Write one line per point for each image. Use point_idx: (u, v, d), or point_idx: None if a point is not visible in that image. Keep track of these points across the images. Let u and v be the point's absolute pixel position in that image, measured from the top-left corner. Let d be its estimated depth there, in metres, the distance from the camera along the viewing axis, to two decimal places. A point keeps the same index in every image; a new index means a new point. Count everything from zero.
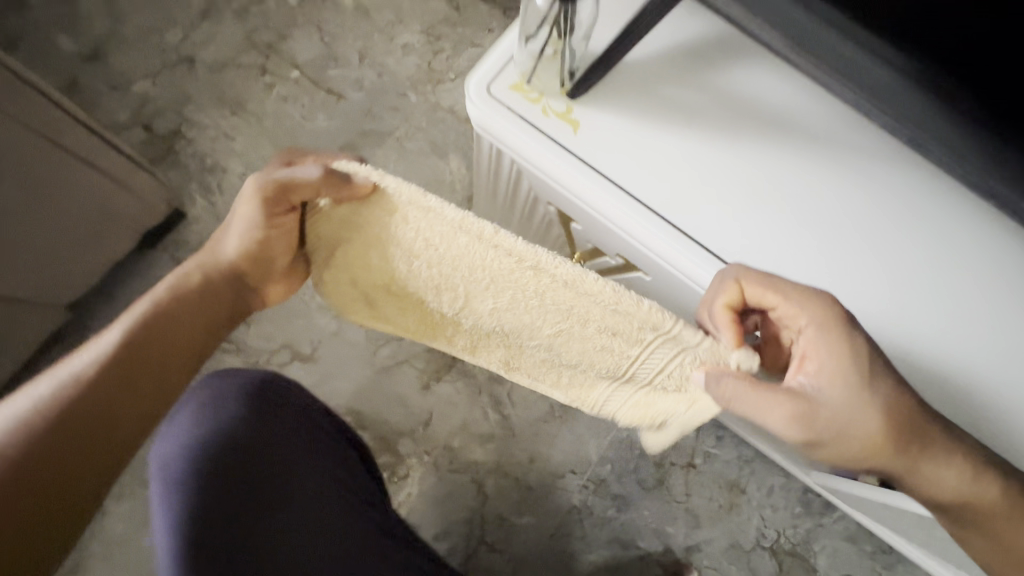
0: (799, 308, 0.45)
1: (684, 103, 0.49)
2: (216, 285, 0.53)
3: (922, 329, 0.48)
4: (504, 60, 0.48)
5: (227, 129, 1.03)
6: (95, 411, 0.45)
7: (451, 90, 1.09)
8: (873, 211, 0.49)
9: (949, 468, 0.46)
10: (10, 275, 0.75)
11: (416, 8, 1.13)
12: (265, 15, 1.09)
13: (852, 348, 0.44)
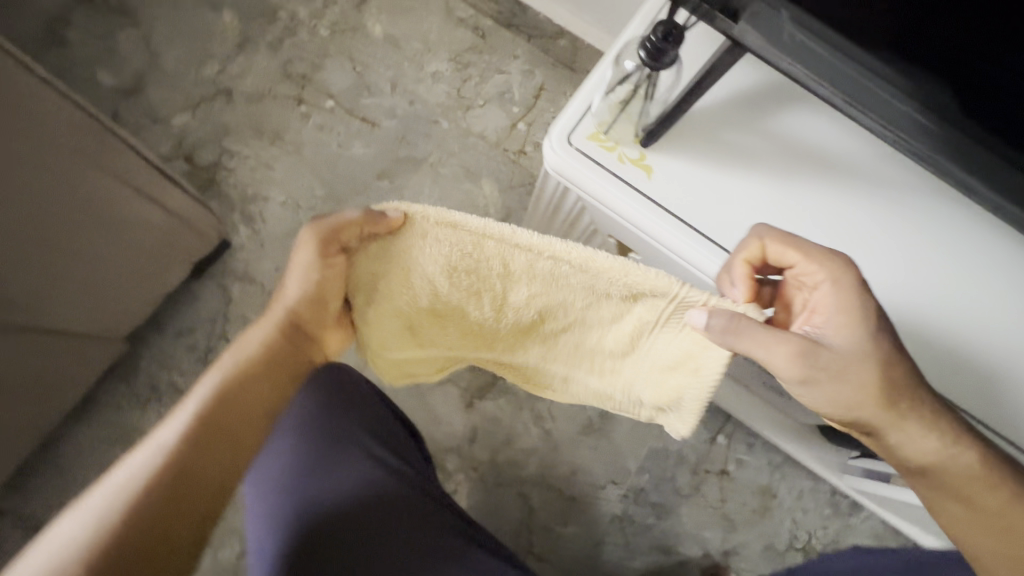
0: (814, 260, 0.47)
1: (745, 149, 0.53)
2: (275, 339, 0.55)
3: (977, 351, 0.51)
4: (582, 113, 0.52)
5: (267, 159, 1.06)
6: (190, 472, 0.48)
7: (481, 116, 1.13)
8: (924, 242, 0.53)
9: (936, 428, 0.49)
10: (77, 309, 0.78)
11: (443, 37, 1.16)
12: (298, 47, 1.12)
13: (859, 305, 0.46)
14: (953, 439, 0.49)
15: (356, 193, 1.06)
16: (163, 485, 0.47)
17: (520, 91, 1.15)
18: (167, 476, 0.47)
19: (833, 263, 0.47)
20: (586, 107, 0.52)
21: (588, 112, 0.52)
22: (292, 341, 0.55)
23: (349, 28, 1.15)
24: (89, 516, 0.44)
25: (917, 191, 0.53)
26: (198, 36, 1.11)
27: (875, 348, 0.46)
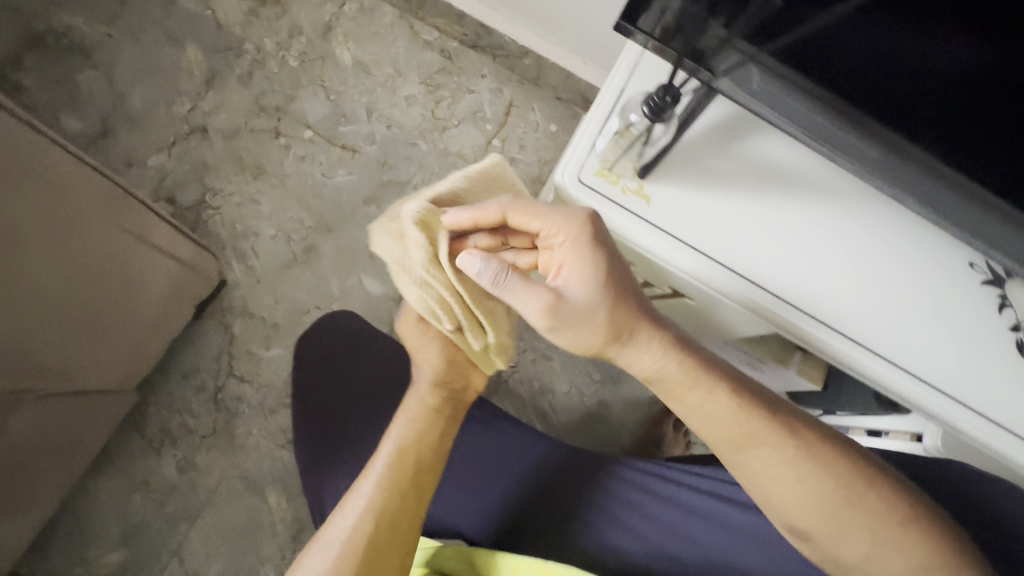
0: (554, 224, 0.56)
1: (721, 171, 0.62)
2: (436, 405, 0.69)
3: (905, 321, 0.64)
4: (593, 151, 0.60)
5: (252, 194, 1.07)
6: (396, 518, 0.61)
7: (457, 135, 1.19)
8: (861, 238, 0.65)
9: (647, 352, 0.59)
10: (101, 364, 0.79)
11: (412, 61, 1.21)
12: (269, 79, 1.14)
13: (590, 265, 0.56)
14: (664, 355, 0.59)
15: (345, 220, 1.09)
16: (378, 532, 0.60)
17: (491, 109, 1.22)
18: (378, 525, 0.60)
19: (571, 224, 0.56)
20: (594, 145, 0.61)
21: (595, 150, 0.60)
22: (450, 403, 0.70)
23: (319, 57, 1.17)
24: (328, 556, 0.58)
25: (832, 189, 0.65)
26: (164, 75, 1.10)
27: (608, 300, 0.56)
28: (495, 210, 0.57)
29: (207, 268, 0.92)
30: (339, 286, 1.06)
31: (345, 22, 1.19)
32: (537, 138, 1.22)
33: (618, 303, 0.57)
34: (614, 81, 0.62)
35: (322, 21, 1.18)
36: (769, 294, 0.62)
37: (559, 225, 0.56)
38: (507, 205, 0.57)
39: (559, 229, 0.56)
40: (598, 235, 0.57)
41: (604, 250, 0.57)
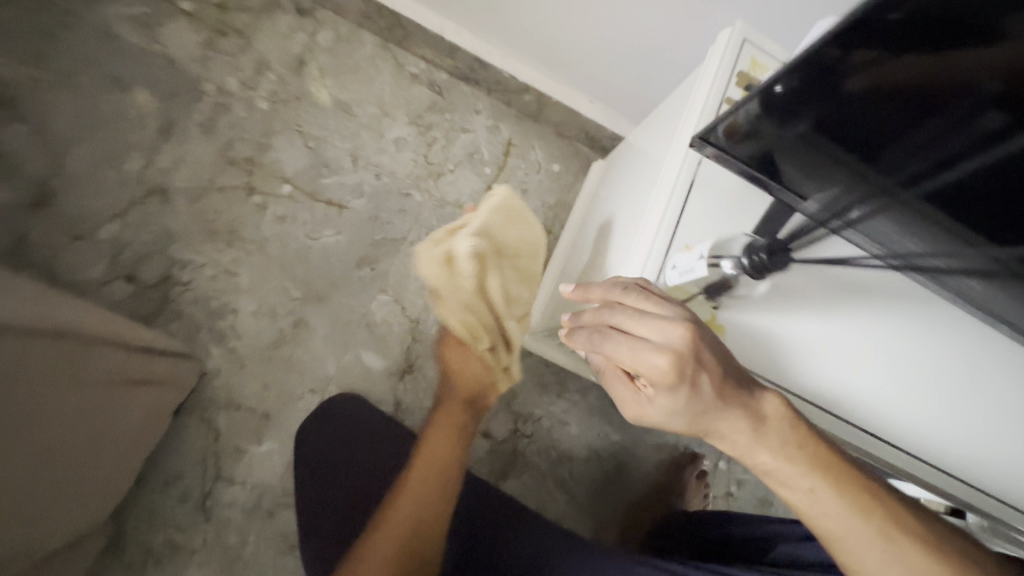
0: (641, 365, 0.47)
1: (795, 287, 0.57)
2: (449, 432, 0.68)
3: (983, 441, 0.60)
4: (664, 268, 0.54)
5: (227, 264, 0.94)
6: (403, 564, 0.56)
7: (453, 182, 1.08)
8: (940, 352, 0.60)
9: (732, 419, 0.49)
10: (71, 519, 0.66)
11: (399, 97, 1.08)
12: (237, 125, 0.99)
13: (676, 399, 0.47)
14: (762, 435, 0.49)
15: (337, 287, 0.98)
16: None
17: (489, 150, 1.11)
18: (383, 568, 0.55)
19: (658, 371, 0.46)
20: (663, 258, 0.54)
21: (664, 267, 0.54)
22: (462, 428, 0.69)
23: (292, 97, 1.03)
24: None
25: (952, 326, 0.61)
26: (111, 126, 0.94)
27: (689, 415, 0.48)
28: (597, 334, 0.52)
29: (178, 374, 0.81)
30: (336, 364, 0.96)
31: (320, 56, 1.06)
32: (540, 181, 1.13)
33: (704, 416, 0.49)
34: (679, 187, 0.56)
35: (293, 55, 1.04)
36: (845, 421, 0.57)
37: (645, 368, 0.47)
38: (604, 332, 0.51)
39: (650, 376, 0.47)
40: (693, 377, 0.46)
41: (701, 379, 0.47)
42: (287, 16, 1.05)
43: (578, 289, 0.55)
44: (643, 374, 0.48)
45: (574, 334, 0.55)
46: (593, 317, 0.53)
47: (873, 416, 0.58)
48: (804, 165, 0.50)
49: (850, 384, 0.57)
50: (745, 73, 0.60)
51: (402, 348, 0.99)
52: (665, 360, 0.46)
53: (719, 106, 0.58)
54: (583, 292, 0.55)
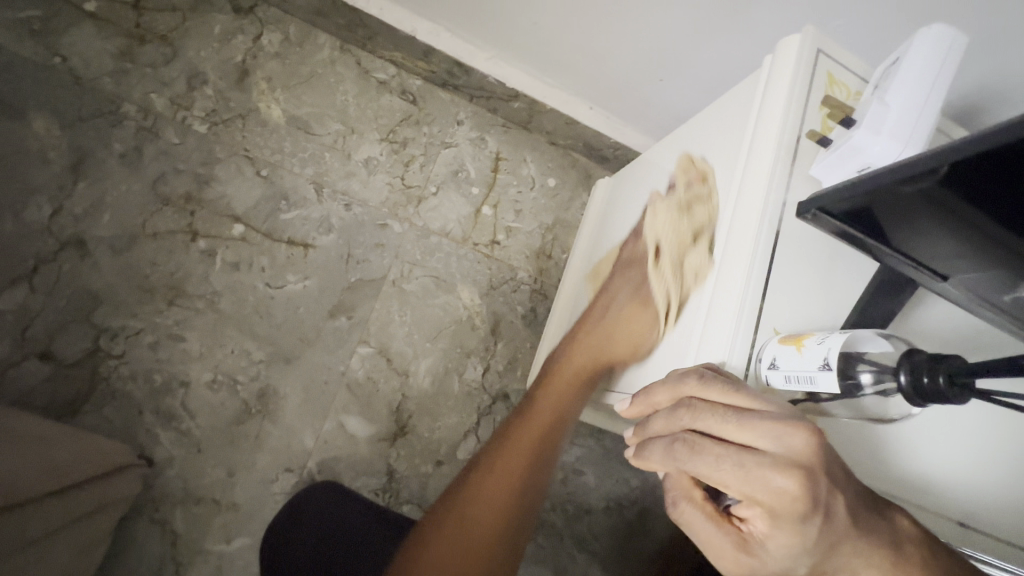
0: (751, 485, 0.35)
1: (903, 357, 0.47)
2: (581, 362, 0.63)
3: None
4: (761, 350, 0.42)
5: (170, 327, 0.78)
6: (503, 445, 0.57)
7: (436, 208, 0.93)
8: None
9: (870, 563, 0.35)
10: None
11: (365, 110, 0.92)
12: (169, 155, 0.82)
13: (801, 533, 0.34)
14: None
15: (308, 344, 0.83)
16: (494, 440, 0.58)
17: (475, 166, 0.96)
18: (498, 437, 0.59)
19: (779, 494, 0.34)
20: (756, 337, 0.43)
21: (761, 350, 0.42)
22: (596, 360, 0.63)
23: (236, 115, 0.85)
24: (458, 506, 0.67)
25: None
26: (5, 166, 0.76)
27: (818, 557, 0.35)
28: (677, 448, 0.39)
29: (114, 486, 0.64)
30: (315, 436, 0.81)
31: (267, 62, 0.88)
32: (534, 199, 0.99)
33: (835, 557, 0.35)
34: (765, 245, 0.45)
35: (233, 64, 0.87)
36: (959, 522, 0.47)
37: (760, 489, 0.35)
38: (687, 441, 0.39)
39: (765, 500, 0.35)
40: (823, 501, 0.35)
41: (833, 503, 0.35)
42: (223, 17, 0.87)
43: (642, 399, 0.44)
44: (751, 500, 0.36)
45: (643, 450, 0.42)
46: (666, 422, 0.41)
47: (1014, 525, 0.48)
48: (960, 254, 0.37)
49: (976, 486, 0.48)
50: (822, 93, 0.50)
51: (392, 409, 0.85)
52: (792, 474, 0.34)
53: (797, 137, 0.48)
54: (647, 395, 0.45)
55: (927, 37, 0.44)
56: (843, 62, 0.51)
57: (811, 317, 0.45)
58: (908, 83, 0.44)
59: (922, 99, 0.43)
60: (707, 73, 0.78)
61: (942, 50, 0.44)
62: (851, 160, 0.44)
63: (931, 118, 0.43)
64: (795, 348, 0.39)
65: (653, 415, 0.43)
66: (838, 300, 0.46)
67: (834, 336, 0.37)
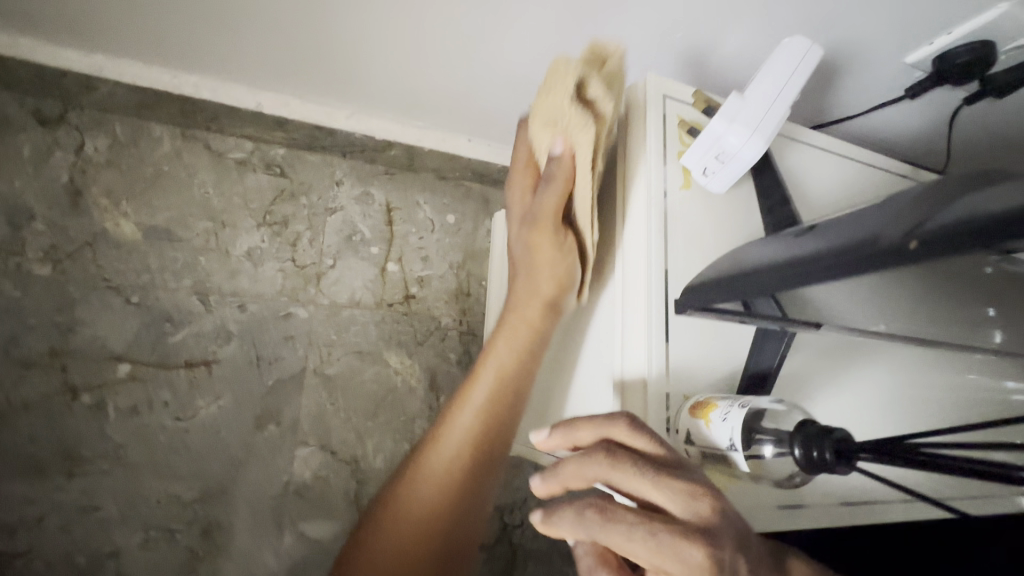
0: (656, 557, 0.33)
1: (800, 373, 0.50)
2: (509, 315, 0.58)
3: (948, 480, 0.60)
4: (676, 419, 0.44)
5: (77, 500, 0.70)
6: (440, 429, 0.59)
7: (338, 280, 0.88)
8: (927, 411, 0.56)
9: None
10: None
11: (232, 197, 0.84)
12: (14, 312, 0.71)
13: None
14: None
15: (241, 466, 0.77)
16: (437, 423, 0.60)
17: (368, 225, 0.92)
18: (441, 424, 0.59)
19: (686, 565, 0.32)
20: (669, 402, 0.45)
21: (675, 420, 0.44)
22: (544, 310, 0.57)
23: (82, 245, 0.75)
24: None
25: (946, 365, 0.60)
26: None
27: None
28: (587, 511, 0.37)
29: None
30: (276, 555, 0.77)
31: (100, 174, 0.78)
32: (438, 239, 0.96)
33: None
34: (658, 311, 0.46)
35: (60, 186, 0.76)
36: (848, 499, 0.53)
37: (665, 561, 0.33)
38: (594, 504, 0.37)
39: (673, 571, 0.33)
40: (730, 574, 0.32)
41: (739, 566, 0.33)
42: (29, 135, 0.75)
43: (564, 432, 0.43)
44: (657, 567, 0.34)
45: (551, 507, 0.39)
46: (583, 469, 0.39)
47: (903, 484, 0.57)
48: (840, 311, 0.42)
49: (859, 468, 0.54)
50: (678, 141, 0.50)
51: (350, 499, 0.82)
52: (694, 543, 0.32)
53: (665, 194, 0.49)
54: (567, 432, 0.43)
55: (793, 45, 0.47)
56: (689, 102, 0.52)
57: (709, 361, 0.48)
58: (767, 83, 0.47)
59: (769, 98, 0.46)
60: None
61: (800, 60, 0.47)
62: (710, 142, 0.48)
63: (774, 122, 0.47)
64: (703, 424, 0.38)
65: (564, 460, 0.41)
66: (727, 345, 0.48)
67: (737, 405, 0.37)
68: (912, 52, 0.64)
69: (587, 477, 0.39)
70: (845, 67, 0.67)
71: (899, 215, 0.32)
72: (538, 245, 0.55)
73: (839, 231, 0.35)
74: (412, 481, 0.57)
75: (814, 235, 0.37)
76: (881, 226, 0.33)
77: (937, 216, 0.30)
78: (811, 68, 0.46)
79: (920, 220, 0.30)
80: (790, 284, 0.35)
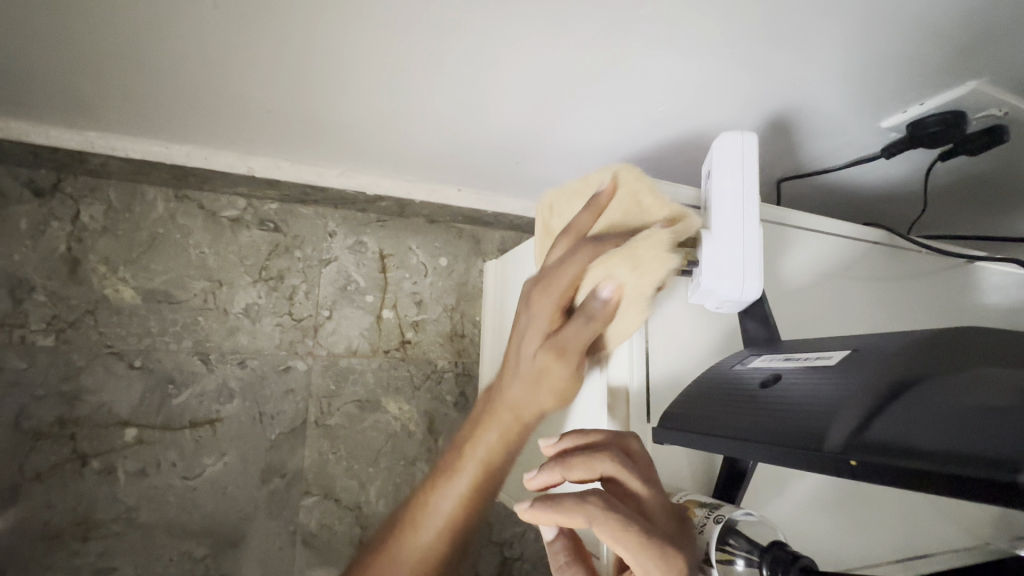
0: (640, 562, 0.38)
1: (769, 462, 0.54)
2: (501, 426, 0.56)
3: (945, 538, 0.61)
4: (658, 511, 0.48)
5: (93, 563, 0.73)
6: (417, 520, 0.57)
7: (335, 330, 0.90)
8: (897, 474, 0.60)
9: None
10: None
11: (227, 255, 0.86)
12: (21, 384, 0.73)
13: None
14: None
15: (249, 519, 0.80)
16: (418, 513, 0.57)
17: (362, 273, 0.94)
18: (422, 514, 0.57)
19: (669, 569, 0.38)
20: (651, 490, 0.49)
21: None
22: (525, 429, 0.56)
23: (83, 314, 0.77)
24: None
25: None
26: None
27: None
28: (591, 497, 0.39)
29: None
30: None
31: (97, 241, 0.79)
32: (431, 283, 0.98)
33: None
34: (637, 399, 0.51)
35: (58, 256, 0.77)
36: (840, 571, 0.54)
37: (646, 568, 0.38)
38: (603, 494, 0.39)
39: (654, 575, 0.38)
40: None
41: None
42: (25, 207, 0.77)
43: (578, 434, 0.46)
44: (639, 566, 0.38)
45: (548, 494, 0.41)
46: (591, 464, 0.43)
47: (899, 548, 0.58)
48: None
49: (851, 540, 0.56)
50: None
51: (355, 543, 0.85)
52: (676, 558, 0.38)
53: None
54: (583, 433, 0.46)
55: (719, 155, 0.47)
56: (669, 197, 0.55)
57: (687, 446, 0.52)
58: (722, 201, 0.46)
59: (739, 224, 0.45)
60: (558, 146, 0.81)
61: (730, 166, 0.46)
62: (709, 298, 0.47)
63: (758, 240, 0.45)
64: None
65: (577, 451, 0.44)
66: None
67: (712, 518, 0.42)
68: (887, 117, 0.67)
69: (594, 470, 0.43)
70: (821, 128, 0.70)
71: (833, 406, 0.34)
72: (546, 372, 0.52)
73: (796, 402, 0.36)
74: (387, 559, 0.56)
75: (777, 394, 0.38)
76: (825, 417, 0.33)
77: (872, 430, 0.31)
78: (757, 169, 0.46)
79: (861, 427, 0.31)
80: (748, 456, 0.37)
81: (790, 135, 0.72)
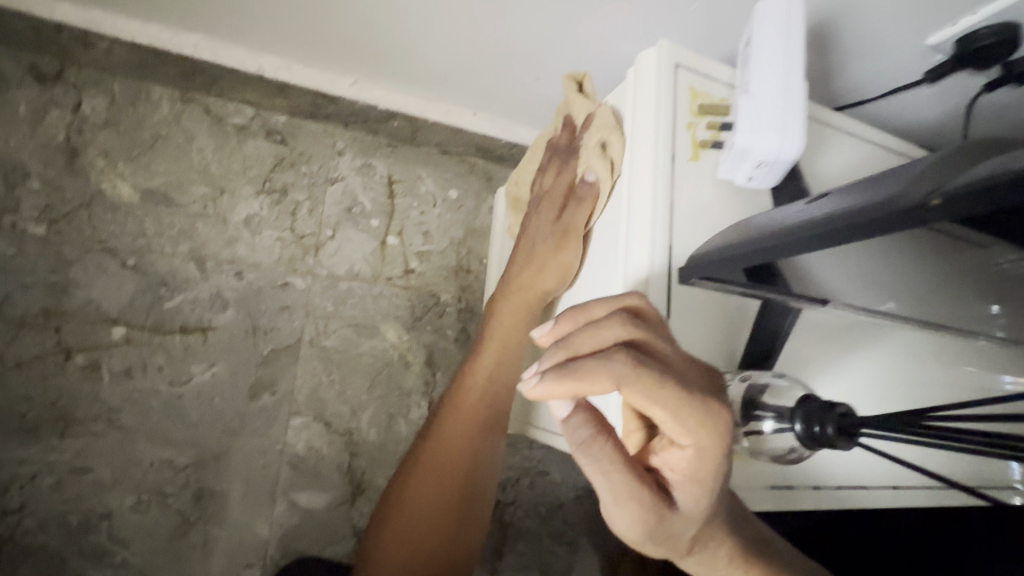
0: (678, 418, 0.32)
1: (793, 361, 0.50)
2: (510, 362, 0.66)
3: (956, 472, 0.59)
4: None
5: (69, 461, 0.70)
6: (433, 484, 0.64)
7: (337, 251, 0.87)
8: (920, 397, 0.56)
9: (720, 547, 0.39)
10: None
11: (230, 163, 0.83)
12: (9, 270, 0.71)
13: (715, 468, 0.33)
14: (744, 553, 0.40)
15: (234, 434, 0.77)
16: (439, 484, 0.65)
17: (369, 197, 0.90)
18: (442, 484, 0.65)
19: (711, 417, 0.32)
20: None
21: None
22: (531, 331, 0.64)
23: (78, 206, 0.74)
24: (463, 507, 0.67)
25: (953, 360, 0.58)
26: None
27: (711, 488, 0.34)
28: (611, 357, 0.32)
29: None
30: (268, 523, 0.77)
31: (98, 134, 0.77)
32: (439, 215, 0.95)
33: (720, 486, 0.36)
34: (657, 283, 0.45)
35: (56, 145, 0.75)
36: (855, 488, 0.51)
37: (687, 425, 0.32)
38: (628, 351, 0.33)
39: (700, 426, 0.32)
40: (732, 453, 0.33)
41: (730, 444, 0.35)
42: (26, 91, 0.74)
43: (577, 309, 0.37)
44: (681, 418, 0.32)
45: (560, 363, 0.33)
46: (600, 333, 0.34)
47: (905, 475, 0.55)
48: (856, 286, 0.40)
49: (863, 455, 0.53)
50: (688, 110, 0.49)
51: (343, 471, 0.81)
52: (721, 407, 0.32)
53: (671, 158, 0.48)
54: (579, 310, 0.37)
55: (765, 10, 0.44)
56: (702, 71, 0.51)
57: (707, 336, 0.47)
58: (764, 55, 0.43)
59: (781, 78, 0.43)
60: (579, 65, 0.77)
61: (772, 18, 0.44)
62: (744, 158, 0.44)
63: (799, 95, 0.43)
64: None
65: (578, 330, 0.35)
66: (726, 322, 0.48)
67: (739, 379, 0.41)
68: (933, 34, 0.62)
69: (608, 336, 0.34)
70: (862, 46, 0.65)
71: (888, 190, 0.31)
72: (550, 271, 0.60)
73: (845, 202, 0.34)
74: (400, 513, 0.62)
75: (824, 203, 0.35)
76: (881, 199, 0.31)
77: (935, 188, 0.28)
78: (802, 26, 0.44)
79: (937, 184, 0.28)
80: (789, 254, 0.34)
81: (831, 54, 0.67)
